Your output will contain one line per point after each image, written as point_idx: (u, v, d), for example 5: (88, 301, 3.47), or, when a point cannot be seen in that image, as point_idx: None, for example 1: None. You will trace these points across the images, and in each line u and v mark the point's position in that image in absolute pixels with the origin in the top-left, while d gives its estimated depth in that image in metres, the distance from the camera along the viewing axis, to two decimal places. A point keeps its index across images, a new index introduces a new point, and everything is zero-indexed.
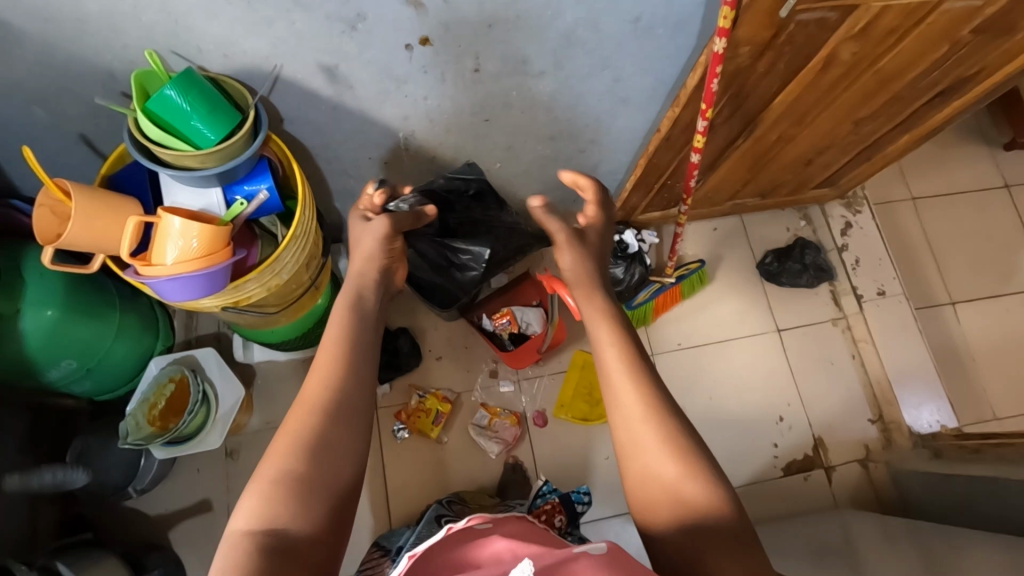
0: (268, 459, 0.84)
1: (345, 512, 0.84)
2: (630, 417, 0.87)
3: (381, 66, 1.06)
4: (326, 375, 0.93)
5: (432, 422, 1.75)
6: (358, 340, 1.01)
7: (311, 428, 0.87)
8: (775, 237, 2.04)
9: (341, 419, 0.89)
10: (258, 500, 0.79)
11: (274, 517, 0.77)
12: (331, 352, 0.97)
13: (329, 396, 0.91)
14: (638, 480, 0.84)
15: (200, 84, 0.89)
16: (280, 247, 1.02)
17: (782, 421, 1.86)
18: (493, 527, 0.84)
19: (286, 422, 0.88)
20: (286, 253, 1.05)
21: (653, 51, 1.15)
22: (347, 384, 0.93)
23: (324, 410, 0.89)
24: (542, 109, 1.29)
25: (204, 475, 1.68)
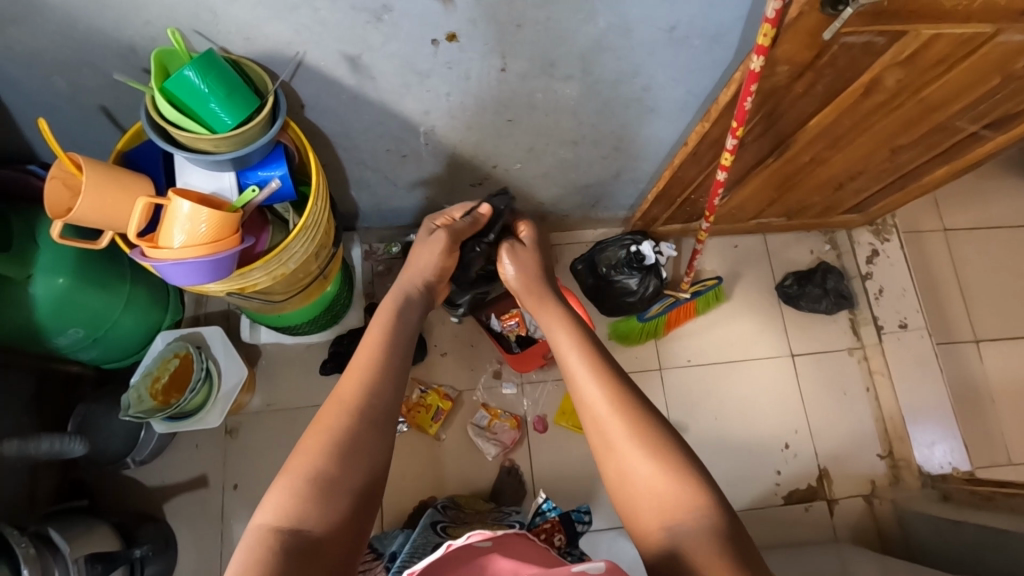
0: (295, 455, 0.84)
1: (366, 514, 0.83)
2: (609, 437, 0.84)
3: (404, 59, 1.04)
4: (365, 375, 0.94)
5: (431, 418, 1.74)
6: (396, 349, 1.01)
7: (342, 428, 0.87)
8: (797, 259, 1.99)
9: (373, 422, 0.89)
10: (286, 496, 0.79)
11: (300, 516, 0.77)
12: (368, 355, 0.98)
13: (364, 397, 0.91)
14: (630, 500, 0.81)
15: (219, 66, 0.87)
16: (288, 238, 1.01)
17: (787, 448, 1.82)
18: (494, 546, 0.83)
19: (319, 419, 0.88)
20: (294, 245, 1.03)
21: (686, 62, 1.11)
22: (382, 386, 0.95)
23: (356, 410, 0.89)
24: (568, 113, 1.26)
25: (202, 451, 1.69)
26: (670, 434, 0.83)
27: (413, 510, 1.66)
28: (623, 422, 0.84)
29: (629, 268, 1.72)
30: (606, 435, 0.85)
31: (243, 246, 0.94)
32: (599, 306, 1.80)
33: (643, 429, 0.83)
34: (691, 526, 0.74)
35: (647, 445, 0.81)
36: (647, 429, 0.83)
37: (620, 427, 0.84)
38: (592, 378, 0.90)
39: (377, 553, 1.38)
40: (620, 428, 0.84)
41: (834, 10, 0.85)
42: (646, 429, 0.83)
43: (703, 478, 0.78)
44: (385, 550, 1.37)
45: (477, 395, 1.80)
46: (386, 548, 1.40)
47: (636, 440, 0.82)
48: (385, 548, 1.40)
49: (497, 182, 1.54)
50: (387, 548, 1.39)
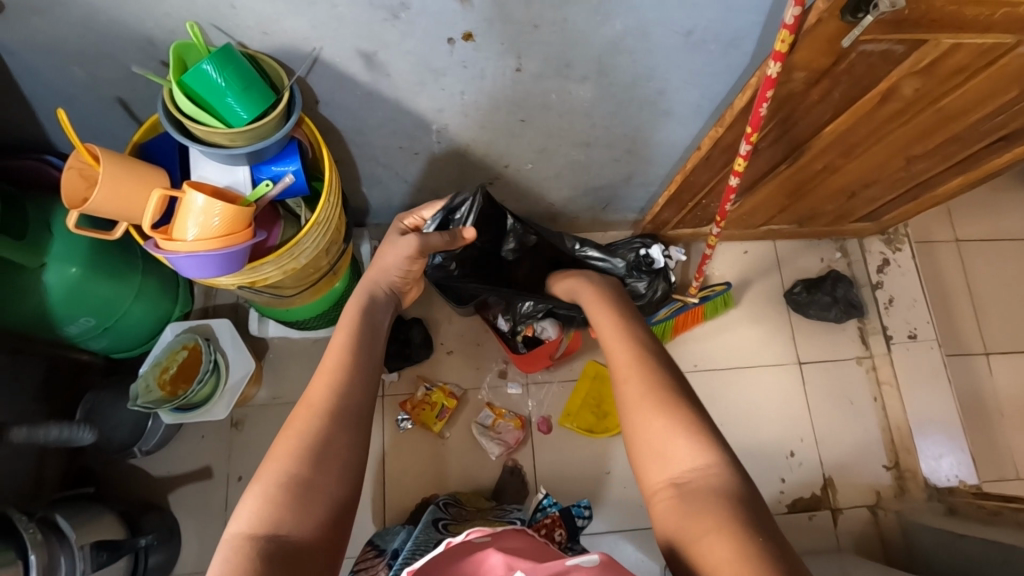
0: (268, 462, 0.86)
1: (343, 518, 0.84)
2: (640, 397, 0.88)
3: (420, 57, 1.04)
4: (331, 380, 0.96)
5: (435, 416, 1.74)
6: (363, 350, 1.02)
7: (310, 431, 0.88)
8: (807, 266, 1.98)
9: (343, 424, 0.90)
10: (262, 503, 0.80)
11: (274, 523, 0.78)
12: (336, 358, 0.99)
13: (334, 401, 0.93)
14: (648, 452, 0.84)
15: (236, 60, 0.88)
16: (300, 233, 1.01)
17: (792, 456, 1.81)
18: (492, 541, 0.84)
19: (288, 426, 0.89)
20: (305, 239, 1.04)
21: (702, 66, 1.10)
22: (352, 387, 0.96)
23: (325, 413, 0.91)
24: (581, 115, 1.25)
25: (208, 442, 1.70)
26: (692, 402, 0.87)
27: (415, 507, 1.67)
28: (649, 391, 0.87)
29: (638, 271, 1.68)
30: (634, 395, 0.89)
31: (255, 240, 0.94)
32: None
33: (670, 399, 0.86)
34: (705, 486, 0.77)
35: (666, 412, 0.85)
36: (671, 397, 0.86)
37: (648, 394, 0.87)
38: (626, 350, 0.95)
39: (380, 551, 1.38)
40: (652, 393, 0.87)
41: (853, 18, 0.84)
42: (674, 397, 0.86)
43: (721, 444, 0.81)
44: (389, 547, 1.37)
45: (482, 393, 1.80)
46: (388, 545, 1.40)
47: (660, 407, 0.85)
48: (388, 545, 1.39)
49: (508, 182, 1.54)
50: (390, 545, 1.38)
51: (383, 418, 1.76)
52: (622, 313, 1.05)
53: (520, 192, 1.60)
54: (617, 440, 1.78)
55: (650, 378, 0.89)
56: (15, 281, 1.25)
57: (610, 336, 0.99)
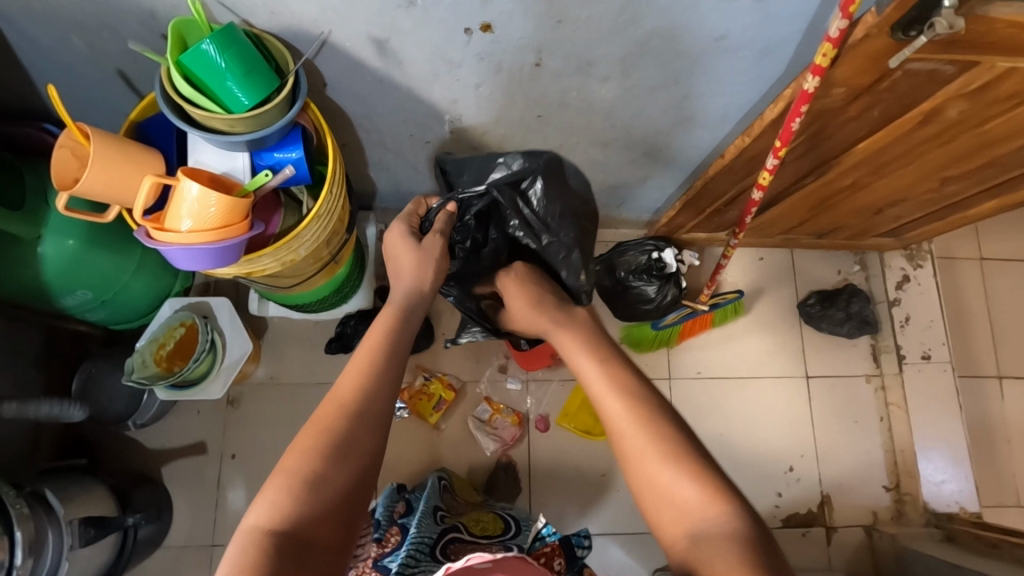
0: (288, 455, 0.83)
1: (355, 522, 0.81)
2: (641, 454, 0.81)
3: (434, 46, 0.98)
4: (359, 377, 0.93)
5: (432, 407, 1.72)
6: (394, 352, 0.99)
7: (333, 426, 0.86)
8: (823, 278, 1.91)
9: (367, 423, 0.88)
10: (281, 497, 0.78)
11: (292, 519, 0.76)
12: (365, 359, 0.96)
13: (359, 401, 0.90)
14: (657, 506, 0.79)
15: (239, 41, 0.83)
16: (300, 226, 0.97)
17: (791, 472, 1.79)
18: (493, 567, 0.78)
19: (312, 422, 0.87)
20: (305, 232, 0.99)
21: (733, 72, 1.04)
22: (379, 388, 0.93)
23: (351, 413, 0.88)
24: (601, 114, 1.20)
25: (203, 418, 1.70)
26: (688, 443, 0.82)
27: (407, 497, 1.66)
28: (642, 434, 0.82)
29: (647, 275, 1.65)
30: (626, 442, 0.83)
31: (253, 233, 0.90)
32: (613, 309, 1.75)
33: (673, 452, 0.80)
34: (715, 535, 0.72)
35: (671, 460, 0.79)
36: (664, 439, 0.81)
37: (649, 443, 0.81)
38: (617, 398, 0.87)
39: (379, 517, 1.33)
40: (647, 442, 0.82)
41: (904, 36, 0.77)
42: (675, 446, 0.81)
43: (731, 492, 0.76)
44: (389, 514, 1.32)
45: (480, 386, 1.78)
46: (389, 510, 1.34)
47: (665, 457, 0.80)
48: (389, 511, 1.34)
49: None
50: (391, 512, 1.33)
51: None
52: (596, 350, 0.98)
53: None
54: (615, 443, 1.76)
55: (647, 431, 0.82)
56: (11, 250, 1.22)
57: (592, 375, 0.92)
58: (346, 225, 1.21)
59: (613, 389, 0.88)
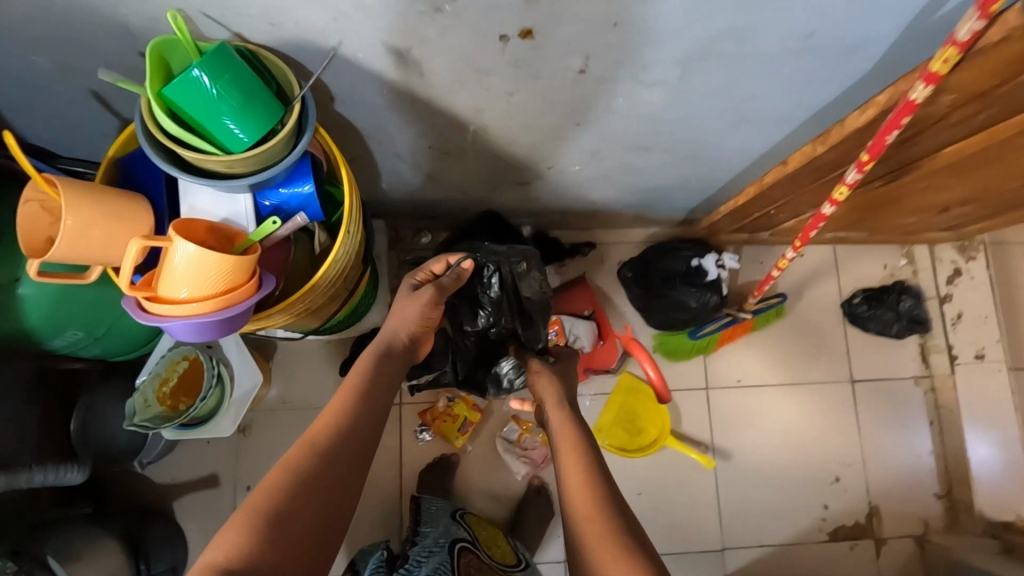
0: (252, 496, 0.74)
1: (320, 572, 0.73)
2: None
3: (462, 55, 0.83)
4: (333, 418, 0.88)
5: (457, 429, 1.62)
6: (375, 393, 0.95)
7: (304, 468, 0.79)
8: (869, 273, 1.78)
9: (340, 462, 0.82)
10: (243, 538, 0.68)
11: (257, 561, 0.67)
12: (343, 399, 0.91)
13: (336, 440, 0.84)
14: None
15: (235, 67, 0.68)
16: (316, 278, 0.86)
17: (837, 482, 1.69)
18: None
19: (280, 459, 0.80)
20: (320, 282, 0.88)
21: (810, 73, 0.89)
22: (358, 429, 0.88)
23: (325, 451, 0.82)
24: (647, 120, 1.05)
25: (214, 449, 1.59)
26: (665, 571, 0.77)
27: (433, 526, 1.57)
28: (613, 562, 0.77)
29: (687, 284, 1.53)
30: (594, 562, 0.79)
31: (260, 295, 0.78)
32: (646, 317, 1.64)
33: None
34: None
35: None
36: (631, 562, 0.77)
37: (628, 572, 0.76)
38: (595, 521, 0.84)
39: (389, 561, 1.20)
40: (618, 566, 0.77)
41: None
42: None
43: None
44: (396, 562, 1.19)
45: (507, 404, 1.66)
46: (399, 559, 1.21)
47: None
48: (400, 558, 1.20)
49: (549, 180, 1.35)
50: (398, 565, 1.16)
51: (401, 428, 1.65)
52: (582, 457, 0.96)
53: (561, 189, 1.41)
54: (651, 459, 1.66)
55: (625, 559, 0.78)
56: None
57: (572, 479, 0.93)
58: (362, 258, 1.09)
59: (591, 503, 0.87)
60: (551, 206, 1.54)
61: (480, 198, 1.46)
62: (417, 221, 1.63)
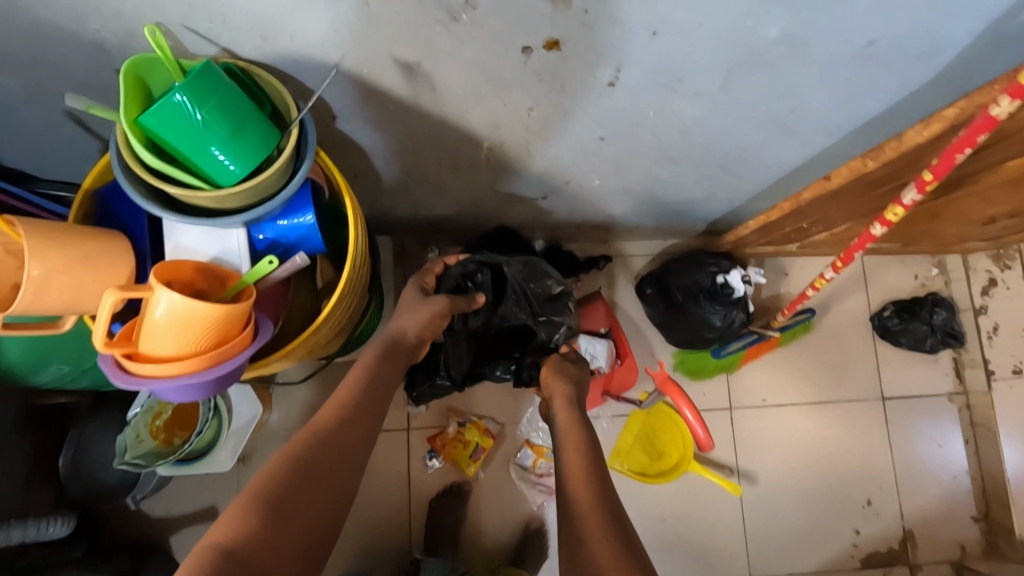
0: (254, 483, 0.74)
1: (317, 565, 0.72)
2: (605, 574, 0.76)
3: (480, 68, 0.74)
4: (336, 411, 0.87)
5: (469, 456, 1.53)
6: (378, 388, 0.95)
7: (306, 456, 0.78)
8: (899, 284, 1.69)
9: (342, 453, 0.82)
10: (245, 522, 0.68)
11: (259, 544, 0.67)
12: (347, 394, 0.91)
13: (340, 434, 0.84)
14: None
15: (224, 89, 0.59)
16: (319, 322, 0.77)
17: (869, 505, 1.61)
18: None
19: (286, 449, 0.80)
20: (324, 325, 0.79)
21: (865, 82, 0.80)
22: (361, 424, 0.87)
23: (329, 442, 0.82)
24: (677, 133, 0.96)
25: (213, 479, 1.51)
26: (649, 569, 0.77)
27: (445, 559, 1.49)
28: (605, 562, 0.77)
29: (711, 301, 1.44)
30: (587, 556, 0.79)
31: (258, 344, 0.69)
32: (666, 333, 1.56)
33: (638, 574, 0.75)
34: None
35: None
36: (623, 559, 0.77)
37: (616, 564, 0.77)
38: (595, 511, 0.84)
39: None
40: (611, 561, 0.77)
41: None
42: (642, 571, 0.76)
43: None
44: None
45: (522, 429, 1.58)
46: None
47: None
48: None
49: (566, 195, 1.26)
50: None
51: (410, 454, 1.56)
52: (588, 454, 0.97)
53: (579, 203, 1.32)
54: (673, 484, 1.57)
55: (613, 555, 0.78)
56: None
57: (572, 468, 0.94)
58: (367, 288, 0.99)
59: (590, 496, 0.88)
60: (566, 220, 1.46)
61: (491, 213, 1.37)
62: (424, 236, 1.54)
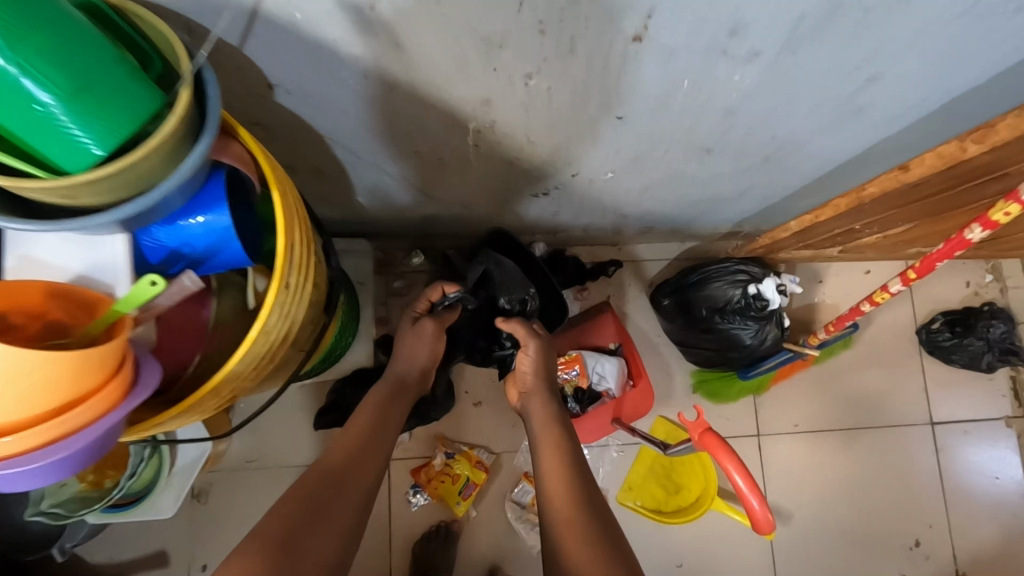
0: (263, 523, 0.68)
1: None
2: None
3: (459, 15, 0.54)
4: (349, 449, 0.83)
5: (458, 493, 1.33)
6: (388, 426, 0.91)
7: (315, 494, 0.74)
8: (948, 293, 1.49)
9: (355, 491, 0.77)
10: (254, 565, 0.61)
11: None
12: (358, 430, 0.87)
13: (353, 472, 0.80)
14: None
15: (51, 29, 0.43)
16: (228, 365, 0.57)
17: (918, 547, 1.40)
18: None
19: (295, 486, 0.75)
20: (236, 368, 0.58)
21: (979, 38, 0.59)
22: (372, 463, 0.83)
23: (340, 480, 0.77)
24: (716, 112, 0.75)
25: (163, 520, 1.31)
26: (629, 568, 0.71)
27: None
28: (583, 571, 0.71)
29: (741, 316, 1.23)
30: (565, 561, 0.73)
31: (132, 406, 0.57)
32: (686, 350, 1.35)
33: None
34: None
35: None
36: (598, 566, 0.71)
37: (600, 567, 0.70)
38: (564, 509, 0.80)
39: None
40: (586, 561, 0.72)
41: None
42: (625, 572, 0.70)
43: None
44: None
45: (518, 459, 1.38)
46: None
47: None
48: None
49: (572, 192, 1.06)
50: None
51: (391, 490, 1.36)
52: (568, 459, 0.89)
53: (586, 201, 1.11)
54: (693, 524, 1.37)
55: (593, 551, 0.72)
56: None
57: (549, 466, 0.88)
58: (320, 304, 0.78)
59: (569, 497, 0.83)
60: (572, 222, 1.25)
61: (483, 213, 1.17)
62: (407, 239, 1.33)
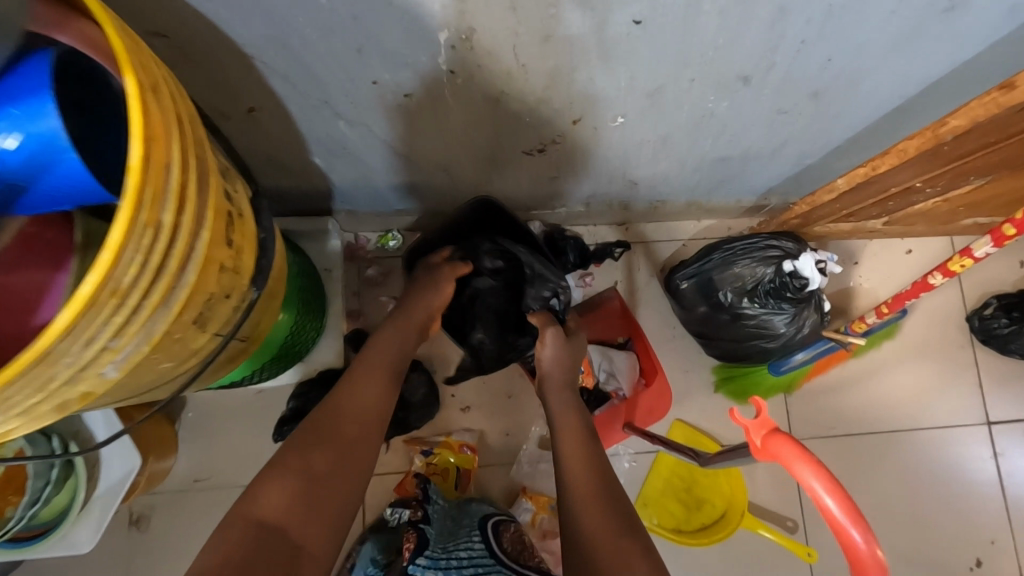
0: (280, 454, 0.70)
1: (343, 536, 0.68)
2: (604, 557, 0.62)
3: None
4: (356, 381, 0.79)
5: (452, 487, 1.16)
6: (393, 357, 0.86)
7: (324, 430, 0.72)
8: (1002, 275, 1.31)
9: (361, 422, 0.75)
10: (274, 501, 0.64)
11: (298, 525, 0.64)
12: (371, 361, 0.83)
13: (360, 404, 0.77)
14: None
15: None
16: (45, 335, 0.36)
17: (978, 568, 1.21)
18: None
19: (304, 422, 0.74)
20: (66, 342, 0.38)
21: None
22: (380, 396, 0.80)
23: (346, 410, 0.75)
24: (762, 13, 0.58)
25: (94, 551, 1.11)
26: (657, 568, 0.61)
27: None
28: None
29: (774, 300, 1.03)
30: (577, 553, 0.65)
31: None
32: (707, 343, 1.16)
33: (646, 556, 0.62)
34: None
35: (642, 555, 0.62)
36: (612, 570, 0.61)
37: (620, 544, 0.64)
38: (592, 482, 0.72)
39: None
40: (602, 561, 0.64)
41: None
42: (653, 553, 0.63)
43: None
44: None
45: (515, 472, 1.19)
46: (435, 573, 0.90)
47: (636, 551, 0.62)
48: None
49: (573, 148, 0.87)
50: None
51: (366, 511, 1.16)
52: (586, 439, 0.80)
53: (590, 162, 0.93)
54: (718, 545, 1.17)
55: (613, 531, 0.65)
56: None
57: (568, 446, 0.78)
58: (244, 275, 0.57)
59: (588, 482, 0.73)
60: (572, 192, 1.07)
61: (468, 180, 0.98)
62: (381, 218, 1.15)
